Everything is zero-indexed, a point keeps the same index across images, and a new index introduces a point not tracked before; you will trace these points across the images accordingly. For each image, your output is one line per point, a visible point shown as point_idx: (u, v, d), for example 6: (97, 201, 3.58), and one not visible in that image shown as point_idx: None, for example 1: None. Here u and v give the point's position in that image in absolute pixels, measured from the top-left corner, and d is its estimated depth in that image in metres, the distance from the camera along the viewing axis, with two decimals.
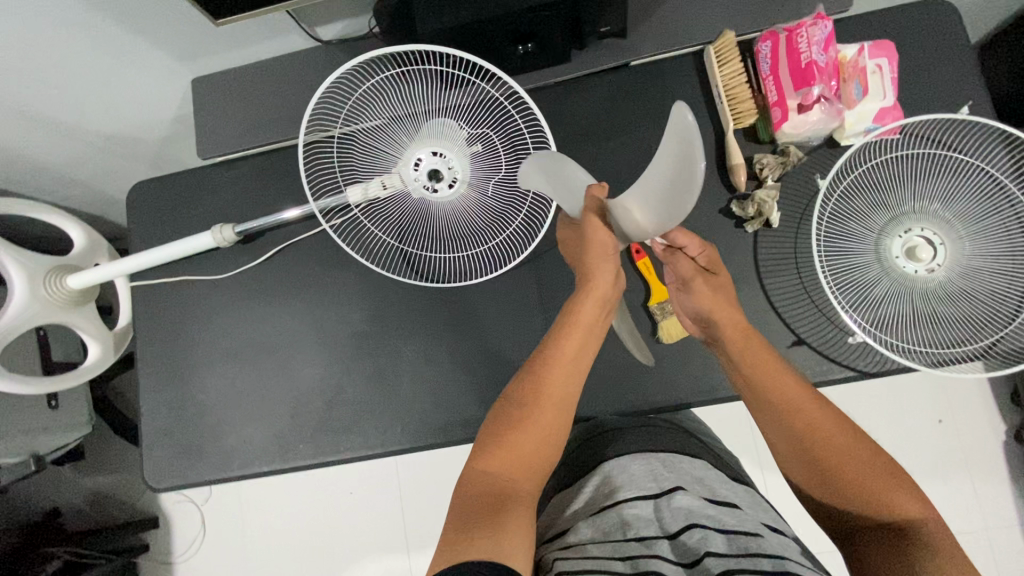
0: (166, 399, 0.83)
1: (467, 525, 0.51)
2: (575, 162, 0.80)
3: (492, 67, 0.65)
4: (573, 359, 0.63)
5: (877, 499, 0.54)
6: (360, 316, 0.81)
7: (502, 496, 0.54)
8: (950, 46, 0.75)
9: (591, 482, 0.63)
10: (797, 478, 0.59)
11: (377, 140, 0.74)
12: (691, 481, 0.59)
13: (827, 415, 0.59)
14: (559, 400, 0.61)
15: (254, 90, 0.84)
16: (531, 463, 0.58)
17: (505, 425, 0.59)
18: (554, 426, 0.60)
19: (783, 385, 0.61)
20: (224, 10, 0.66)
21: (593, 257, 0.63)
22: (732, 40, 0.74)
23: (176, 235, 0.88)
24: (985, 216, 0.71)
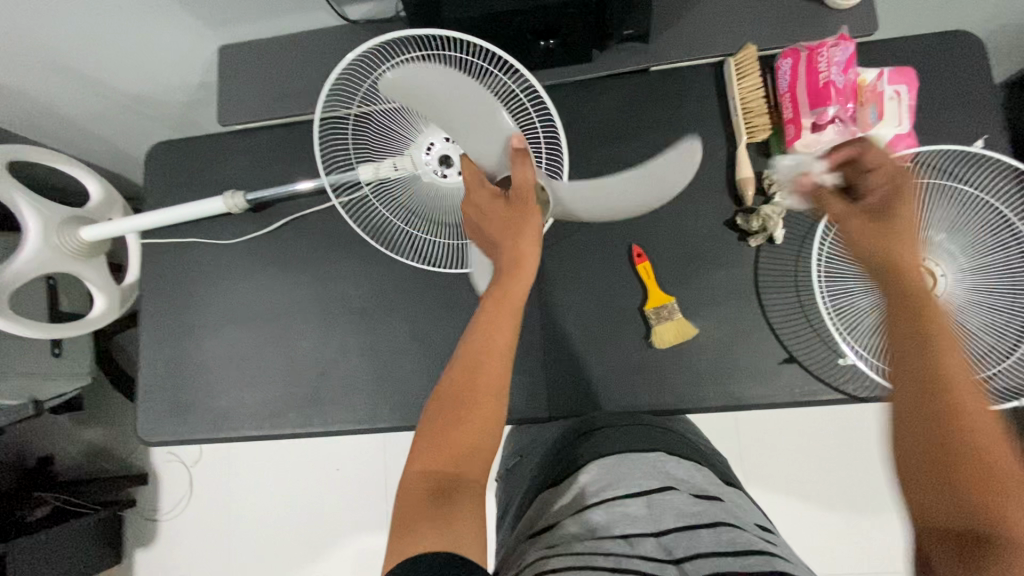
0: (164, 357, 0.85)
1: (413, 521, 0.49)
2: (585, 162, 0.81)
3: (512, 60, 0.66)
4: (503, 339, 0.58)
5: (988, 513, 0.41)
6: (361, 292, 0.83)
7: (445, 489, 0.52)
8: (971, 80, 0.74)
9: (579, 478, 0.62)
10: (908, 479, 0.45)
11: (393, 122, 0.76)
12: (682, 483, 0.59)
13: (977, 405, 0.44)
14: (492, 385, 0.56)
15: (278, 62, 0.86)
16: (476, 455, 0.54)
17: (439, 420, 0.55)
18: (493, 415, 0.56)
19: (943, 352, 0.46)
20: None
21: (524, 238, 0.62)
22: (753, 54, 0.75)
23: (189, 198, 0.89)
24: (989, 251, 0.70)
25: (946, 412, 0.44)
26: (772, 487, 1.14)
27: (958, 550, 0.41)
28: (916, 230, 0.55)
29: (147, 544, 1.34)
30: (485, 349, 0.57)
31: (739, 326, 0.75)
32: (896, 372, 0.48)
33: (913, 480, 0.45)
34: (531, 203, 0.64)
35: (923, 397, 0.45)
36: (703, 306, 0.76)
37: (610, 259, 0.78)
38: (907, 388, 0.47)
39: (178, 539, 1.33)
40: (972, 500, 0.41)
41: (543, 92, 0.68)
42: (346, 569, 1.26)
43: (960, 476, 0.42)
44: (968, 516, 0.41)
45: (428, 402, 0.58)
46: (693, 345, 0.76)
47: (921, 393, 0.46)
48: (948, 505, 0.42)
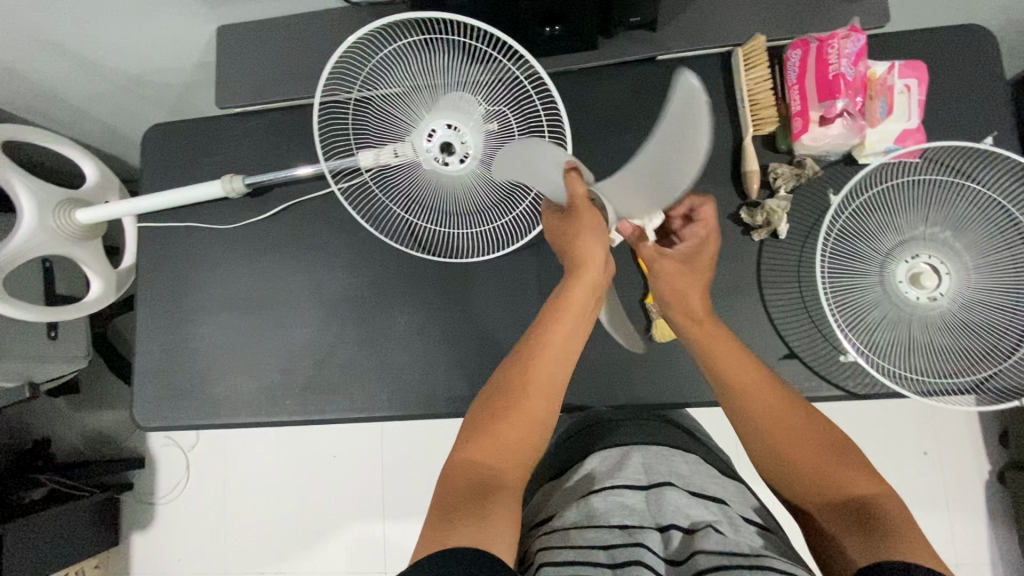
0: (161, 343, 0.85)
1: (449, 515, 0.50)
2: (588, 153, 0.80)
3: (514, 43, 0.63)
4: (566, 335, 0.61)
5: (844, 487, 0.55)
6: (360, 280, 0.82)
7: (488, 486, 0.53)
8: (983, 75, 0.73)
9: (583, 467, 0.62)
10: (780, 481, 0.59)
11: (394, 107, 0.74)
12: (680, 476, 0.58)
13: (791, 409, 0.60)
14: (548, 384, 0.59)
15: (278, 44, 0.84)
16: (518, 452, 0.56)
17: (487, 417, 0.57)
18: (538, 417, 0.58)
19: (746, 379, 0.62)
20: None
21: (587, 236, 0.63)
22: (762, 45, 0.74)
23: (187, 182, 0.88)
24: (994, 250, 0.70)
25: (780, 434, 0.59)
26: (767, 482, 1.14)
27: (848, 522, 0.52)
28: (706, 272, 0.68)
29: (145, 528, 1.34)
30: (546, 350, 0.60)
31: (742, 321, 0.75)
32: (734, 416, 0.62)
33: (790, 483, 0.58)
34: (586, 211, 0.63)
35: (753, 416, 0.61)
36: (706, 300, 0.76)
37: (613, 251, 0.77)
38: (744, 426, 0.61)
39: (174, 524, 1.33)
40: (832, 483, 0.55)
41: (545, 75, 0.65)
42: (342, 555, 1.27)
43: (805, 468, 0.57)
44: (831, 495, 0.55)
45: (481, 392, 0.60)
46: None
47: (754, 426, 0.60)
48: (813, 493, 0.56)
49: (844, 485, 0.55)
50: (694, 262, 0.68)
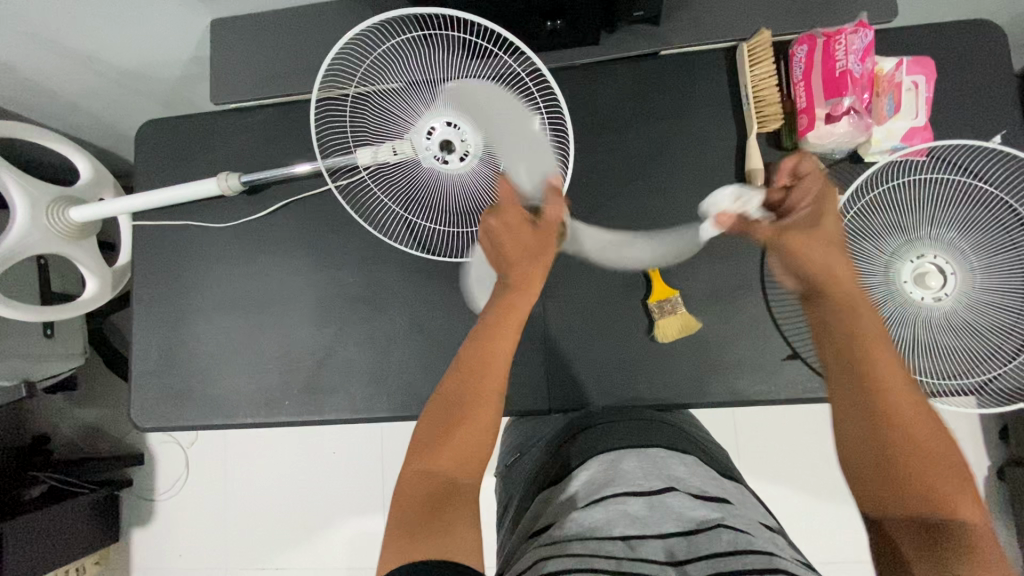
0: (158, 342, 0.84)
1: (411, 525, 0.51)
2: (589, 149, 0.79)
3: (518, 42, 0.61)
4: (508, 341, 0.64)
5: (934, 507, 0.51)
6: (358, 279, 0.81)
7: (446, 493, 0.54)
8: (992, 70, 0.72)
9: (577, 477, 0.61)
10: (861, 477, 0.56)
11: (391, 103, 0.72)
12: (681, 479, 0.58)
13: (918, 416, 0.55)
14: (493, 389, 0.61)
15: (274, 38, 0.83)
16: (473, 458, 0.58)
17: (439, 429, 0.58)
18: (488, 421, 0.59)
19: (882, 375, 0.58)
20: None
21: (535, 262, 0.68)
22: (768, 39, 0.72)
23: (181, 179, 0.87)
24: (1000, 250, 0.69)
25: (899, 440, 0.54)
26: (767, 478, 1.15)
27: (922, 539, 0.51)
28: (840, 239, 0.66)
29: (145, 524, 1.34)
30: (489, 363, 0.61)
31: (744, 322, 0.74)
32: (846, 402, 0.59)
33: (871, 484, 0.55)
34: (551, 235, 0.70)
35: (877, 413, 0.56)
36: (708, 300, 0.75)
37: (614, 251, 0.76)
38: (856, 418, 0.57)
39: (173, 519, 1.34)
40: (929, 502, 0.52)
41: (548, 74, 0.62)
42: (343, 551, 1.27)
43: (906, 475, 0.53)
44: (919, 507, 0.52)
45: (431, 402, 0.61)
46: (698, 340, 0.74)
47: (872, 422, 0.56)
48: (901, 499, 0.53)
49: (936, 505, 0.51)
50: (821, 228, 0.66)
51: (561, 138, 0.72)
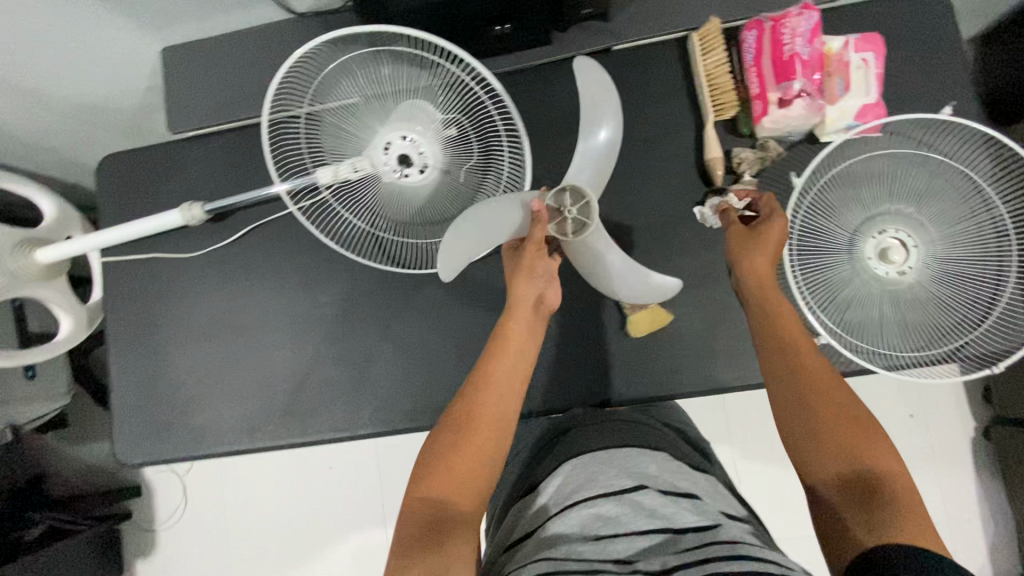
0: (136, 376, 0.83)
1: (407, 551, 0.52)
2: (550, 149, 0.79)
3: (465, 52, 0.62)
4: (513, 365, 0.62)
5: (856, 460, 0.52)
6: (330, 298, 0.81)
7: (442, 519, 0.54)
8: (938, 38, 0.72)
9: (551, 483, 0.62)
10: (796, 441, 0.56)
11: (343, 121, 0.70)
12: (651, 477, 0.58)
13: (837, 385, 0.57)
14: (495, 417, 0.59)
15: (230, 64, 0.84)
16: (473, 484, 0.57)
17: (439, 450, 0.58)
18: (489, 445, 0.58)
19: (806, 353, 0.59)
20: None
21: (520, 275, 0.65)
22: (717, 28, 0.73)
23: (145, 210, 0.86)
24: (960, 219, 0.70)
25: (819, 409, 0.55)
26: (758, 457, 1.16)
27: (859, 502, 0.50)
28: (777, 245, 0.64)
29: (147, 555, 1.35)
30: (493, 380, 0.61)
31: (712, 311, 0.75)
32: (776, 386, 0.59)
33: (807, 446, 0.55)
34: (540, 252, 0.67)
35: (803, 377, 0.58)
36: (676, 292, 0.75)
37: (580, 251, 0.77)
38: (784, 399, 0.58)
39: (176, 547, 1.34)
40: (851, 461, 0.52)
41: (497, 82, 0.65)
42: (346, 566, 1.28)
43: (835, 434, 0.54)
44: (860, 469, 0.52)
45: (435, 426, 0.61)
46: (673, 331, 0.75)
47: (797, 399, 0.57)
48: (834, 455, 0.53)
49: (859, 458, 0.52)
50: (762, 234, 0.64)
51: (516, 143, 0.71)
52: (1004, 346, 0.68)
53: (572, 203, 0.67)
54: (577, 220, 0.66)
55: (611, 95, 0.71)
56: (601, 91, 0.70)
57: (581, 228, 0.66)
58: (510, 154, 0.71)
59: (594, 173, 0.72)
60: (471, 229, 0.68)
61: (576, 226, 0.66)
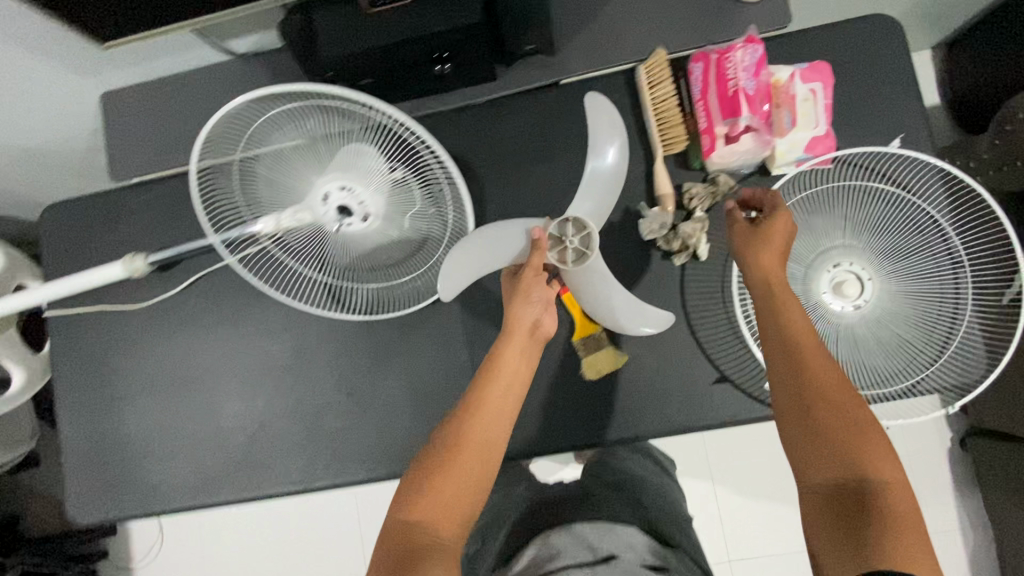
0: (91, 432, 0.82)
1: None
2: (500, 187, 0.77)
3: (393, 112, 0.61)
4: (507, 390, 0.61)
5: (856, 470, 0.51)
6: (282, 347, 0.79)
7: (425, 549, 0.53)
8: (887, 64, 0.71)
9: (523, 557, 0.63)
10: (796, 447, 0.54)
11: (279, 172, 0.68)
12: (623, 548, 0.61)
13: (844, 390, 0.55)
14: (486, 442, 0.58)
15: (171, 108, 0.81)
16: (458, 511, 0.55)
17: (425, 472, 0.57)
18: (479, 470, 0.57)
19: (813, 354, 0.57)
20: (112, 34, 0.65)
21: (516, 300, 0.65)
22: (664, 59, 0.71)
23: (91, 260, 0.84)
24: (914, 250, 0.68)
25: (822, 414, 0.54)
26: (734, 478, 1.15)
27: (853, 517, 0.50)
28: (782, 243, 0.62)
29: None
30: (487, 403, 0.60)
31: (670, 349, 0.72)
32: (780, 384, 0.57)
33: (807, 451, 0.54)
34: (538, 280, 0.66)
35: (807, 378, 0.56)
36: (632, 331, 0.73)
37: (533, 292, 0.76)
38: (791, 401, 0.56)
39: None
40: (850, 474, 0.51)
41: (432, 141, 0.64)
42: None
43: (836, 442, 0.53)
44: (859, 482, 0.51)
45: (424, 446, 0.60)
46: (630, 372, 0.72)
47: (800, 399, 0.55)
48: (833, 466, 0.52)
49: (856, 464, 0.52)
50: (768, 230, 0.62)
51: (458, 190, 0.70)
52: (964, 373, 0.68)
53: (573, 232, 0.68)
54: (577, 250, 0.67)
55: (616, 123, 0.70)
56: (610, 122, 0.70)
57: (581, 258, 0.67)
58: (453, 197, 0.70)
59: (596, 205, 0.71)
60: (475, 255, 0.69)
61: (577, 255, 0.67)
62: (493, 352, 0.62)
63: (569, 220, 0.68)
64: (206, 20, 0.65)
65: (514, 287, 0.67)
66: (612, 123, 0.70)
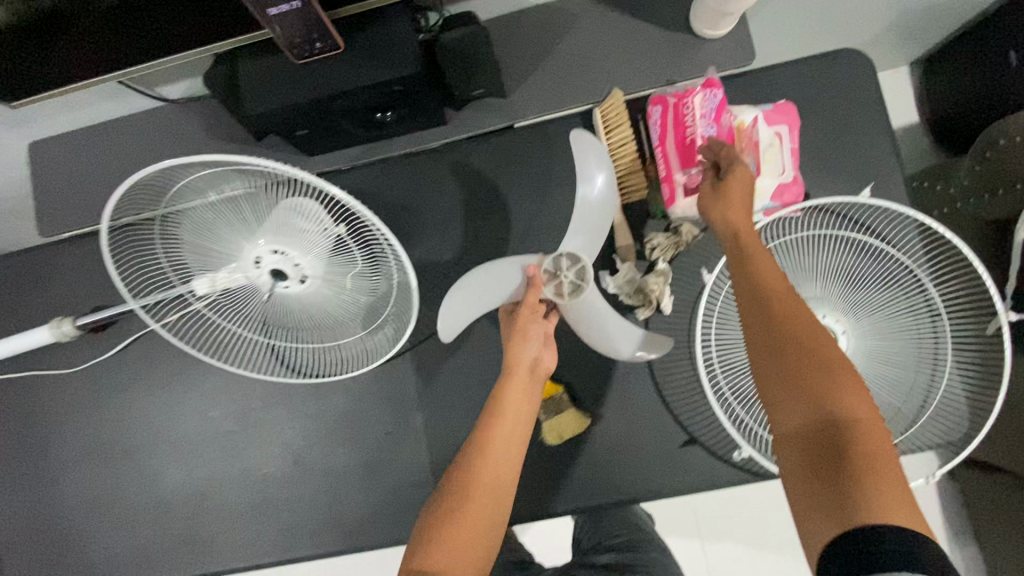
0: (20, 507, 0.76)
1: None
2: (453, 237, 0.73)
3: (322, 183, 0.50)
4: (517, 421, 0.55)
5: (827, 411, 0.42)
6: (226, 412, 0.74)
7: None
8: (853, 105, 0.68)
9: None
10: (777, 404, 0.44)
11: (205, 233, 0.62)
12: None
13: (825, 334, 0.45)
14: (498, 478, 0.52)
15: (100, 157, 0.76)
16: (470, 563, 0.48)
17: (436, 517, 0.50)
18: (489, 509, 0.50)
19: (789, 298, 0.48)
20: (19, 91, 0.60)
21: (516, 334, 0.60)
22: (621, 101, 0.66)
23: (19, 321, 0.78)
24: (891, 303, 0.64)
25: (799, 359, 0.44)
26: None
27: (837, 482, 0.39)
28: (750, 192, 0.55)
29: None
30: (496, 434, 0.54)
31: (635, 411, 0.68)
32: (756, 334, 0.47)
33: (787, 410, 0.43)
34: (537, 312, 0.61)
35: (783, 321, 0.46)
36: (594, 392, 0.69)
37: (490, 349, 0.71)
38: (764, 347, 0.46)
39: None
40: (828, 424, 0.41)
41: (366, 211, 0.52)
42: None
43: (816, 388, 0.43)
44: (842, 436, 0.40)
45: (430, 495, 0.53)
46: (593, 434, 0.68)
47: (776, 348, 0.46)
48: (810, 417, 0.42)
49: (826, 404, 0.42)
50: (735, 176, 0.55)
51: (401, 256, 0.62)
52: (949, 431, 0.63)
53: (568, 266, 0.63)
54: (572, 283, 0.63)
55: (602, 155, 0.62)
56: (597, 156, 0.62)
57: (577, 291, 0.62)
58: (396, 267, 0.62)
59: (591, 237, 0.65)
60: (468, 294, 0.64)
61: (572, 288, 0.63)
62: (494, 391, 0.57)
63: (564, 253, 0.63)
64: (125, 73, 0.59)
65: (511, 323, 0.62)
66: (596, 155, 0.62)
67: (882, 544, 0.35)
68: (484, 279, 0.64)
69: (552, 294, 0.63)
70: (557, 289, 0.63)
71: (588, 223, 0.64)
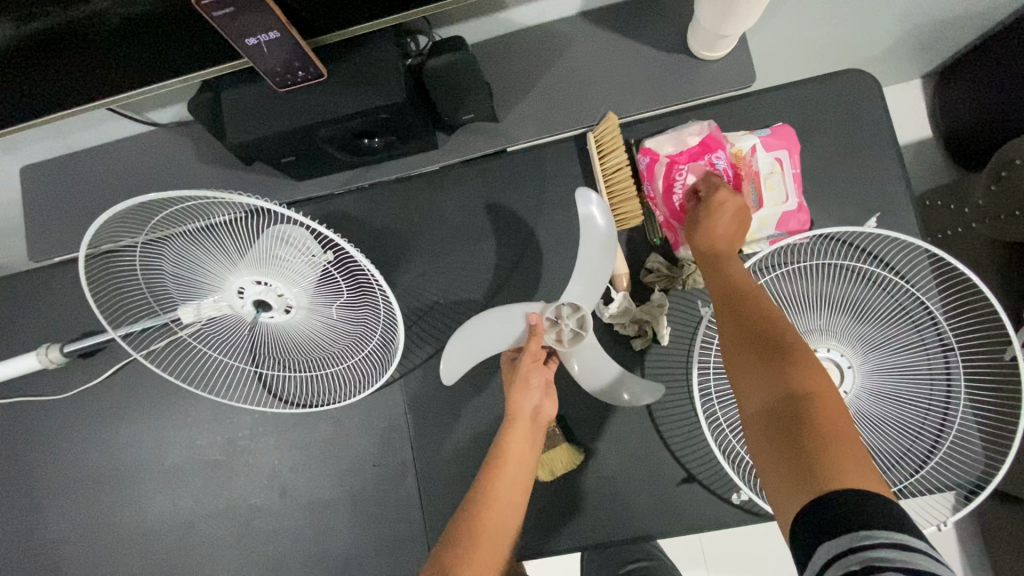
0: (5, 534, 0.75)
1: None
2: (445, 263, 0.71)
3: (308, 222, 0.45)
4: (518, 479, 0.54)
5: (792, 387, 0.41)
6: (214, 441, 0.73)
7: None
8: (858, 128, 0.65)
9: None
10: (747, 385, 0.44)
11: (187, 263, 0.59)
12: None
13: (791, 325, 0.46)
14: (494, 534, 0.51)
15: (91, 183, 0.75)
16: None
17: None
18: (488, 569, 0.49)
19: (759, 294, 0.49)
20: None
21: (517, 383, 0.59)
22: (616, 125, 0.64)
23: (11, 346, 0.78)
24: (898, 336, 0.62)
25: (768, 340, 0.45)
26: None
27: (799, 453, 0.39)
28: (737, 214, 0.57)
29: None
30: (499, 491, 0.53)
31: (631, 445, 0.65)
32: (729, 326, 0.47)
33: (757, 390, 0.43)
34: (540, 360, 0.60)
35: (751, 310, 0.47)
36: (588, 425, 0.66)
37: (481, 379, 0.69)
38: (736, 337, 0.46)
39: None
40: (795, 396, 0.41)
41: (359, 257, 0.47)
42: None
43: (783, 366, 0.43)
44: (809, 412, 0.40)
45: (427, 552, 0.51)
46: (587, 469, 0.66)
47: (747, 333, 0.46)
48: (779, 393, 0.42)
49: (794, 381, 0.42)
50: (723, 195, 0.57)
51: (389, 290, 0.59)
52: (966, 478, 0.60)
53: (568, 313, 0.60)
54: (573, 331, 0.59)
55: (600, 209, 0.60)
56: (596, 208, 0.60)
57: (577, 339, 0.59)
58: (384, 300, 0.60)
59: (593, 283, 0.61)
60: (471, 344, 0.62)
61: (572, 336, 0.59)
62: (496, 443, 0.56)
63: (566, 300, 0.60)
64: (111, 100, 0.56)
65: (512, 372, 0.61)
66: (600, 209, 0.59)
67: (852, 508, 0.35)
68: (484, 329, 0.61)
69: (554, 343, 0.60)
70: (558, 337, 0.60)
71: (591, 265, 0.61)
